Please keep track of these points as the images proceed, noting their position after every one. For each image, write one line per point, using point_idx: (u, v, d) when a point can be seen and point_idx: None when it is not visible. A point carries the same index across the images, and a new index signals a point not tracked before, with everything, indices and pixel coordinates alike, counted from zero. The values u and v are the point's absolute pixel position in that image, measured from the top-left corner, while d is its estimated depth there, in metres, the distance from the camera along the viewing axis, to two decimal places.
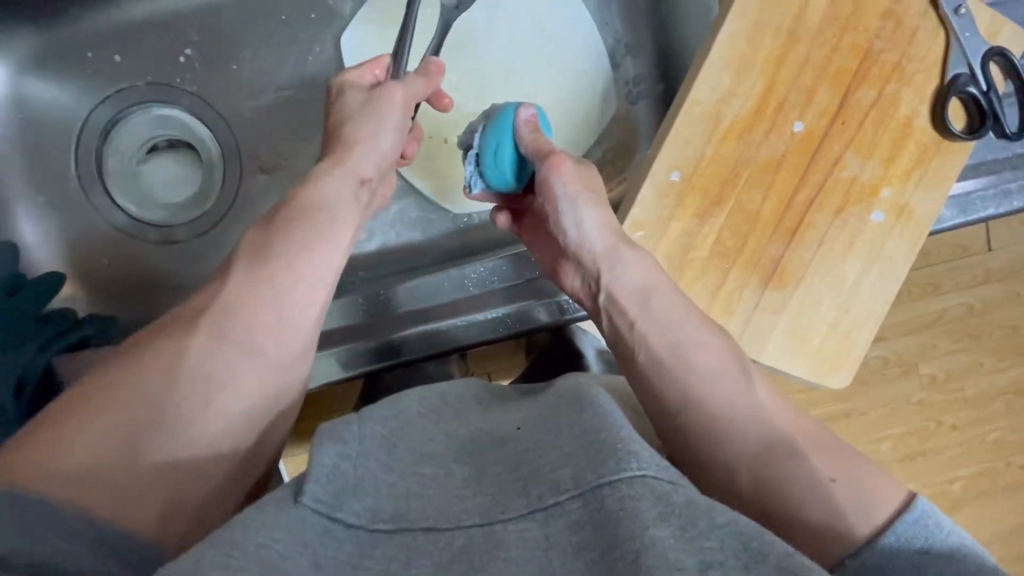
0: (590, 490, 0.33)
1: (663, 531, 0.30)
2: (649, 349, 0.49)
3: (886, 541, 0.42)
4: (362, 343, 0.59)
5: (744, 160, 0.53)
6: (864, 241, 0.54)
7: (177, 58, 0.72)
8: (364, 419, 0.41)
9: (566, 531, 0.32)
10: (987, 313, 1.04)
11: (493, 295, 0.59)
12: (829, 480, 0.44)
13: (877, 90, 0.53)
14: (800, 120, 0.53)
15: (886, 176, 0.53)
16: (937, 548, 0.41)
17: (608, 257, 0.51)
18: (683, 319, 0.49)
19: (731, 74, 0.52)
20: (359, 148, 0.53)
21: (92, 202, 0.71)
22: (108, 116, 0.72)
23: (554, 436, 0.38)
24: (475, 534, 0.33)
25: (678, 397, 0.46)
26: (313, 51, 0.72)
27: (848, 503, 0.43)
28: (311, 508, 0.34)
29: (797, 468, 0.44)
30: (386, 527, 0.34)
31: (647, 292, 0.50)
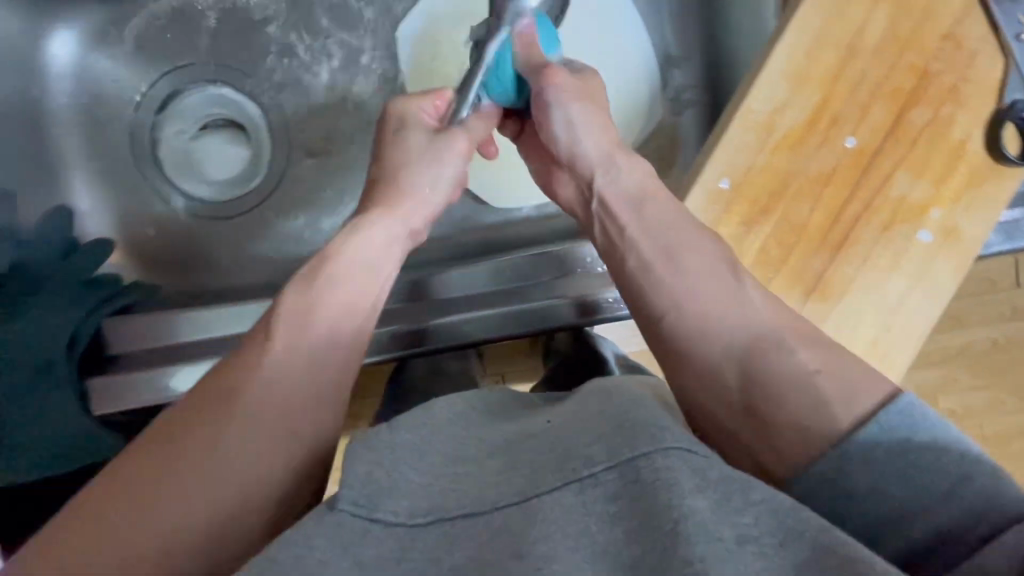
0: (627, 462, 0.33)
1: (700, 503, 0.31)
2: (638, 253, 0.50)
3: (867, 431, 0.38)
4: (396, 327, 0.60)
5: (795, 171, 0.53)
6: (911, 261, 0.54)
7: (238, 38, 0.74)
8: (394, 423, 0.40)
9: (602, 500, 0.33)
10: (1013, 351, 1.02)
11: (525, 288, 0.61)
12: (813, 372, 0.42)
13: (932, 110, 0.53)
14: (853, 135, 0.53)
15: (935, 197, 0.53)
16: (920, 439, 0.37)
17: (603, 166, 0.53)
18: (673, 222, 0.50)
19: (788, 85, 0.53)
20: (416, 170, 0.53)
21: (143, 173, 0.73)
22: (164, 92, 0.74)
23: (585, 422, 0.39)
24: (512, 513, 0.33)
25: (665, 298, 0.48)
26: (369, 40, 0.74)
27: (834, 392, 0.40)
28: (348, 513, 0.34)
29: (779, 362, 0.43)
30: (423, 517, 0.34)
31: (640, 197, 0.52)
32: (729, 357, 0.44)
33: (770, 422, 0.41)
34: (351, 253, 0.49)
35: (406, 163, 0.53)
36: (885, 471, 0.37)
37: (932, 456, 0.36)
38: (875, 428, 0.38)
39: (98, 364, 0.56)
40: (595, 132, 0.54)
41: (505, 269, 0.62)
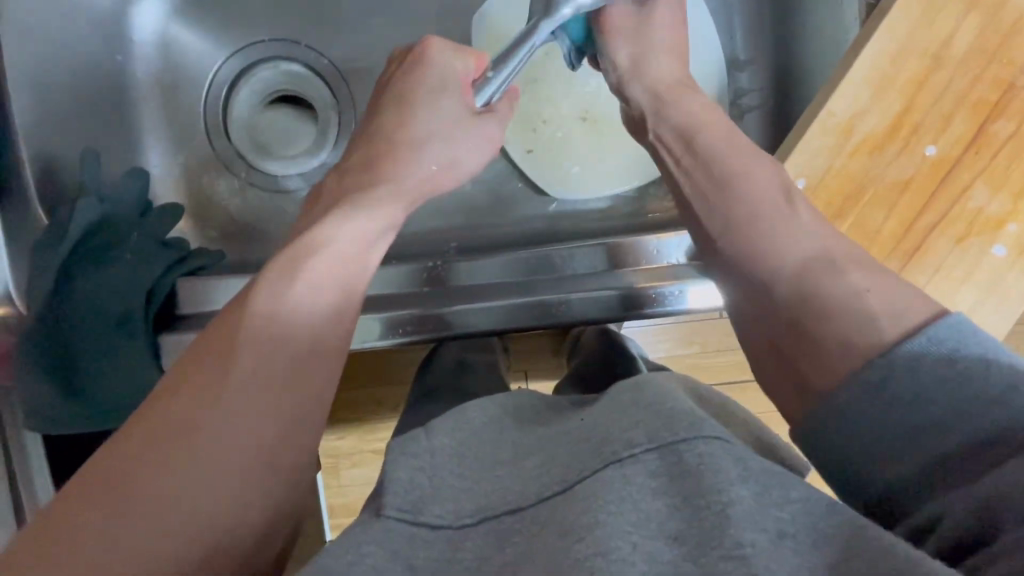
0: (670, 445, 0.34)
1: (743, 491, 0.31)
2: (694, 180, 0.51)
3: (913, 343, 0.36)
4: (415, 311, 0.60)
5: (871, 177, 0.53)
6: (983, 274, 0.53)
7: (314, 17, 0.76)
8: (431, 432, 0.44)
9: (643, 478, 0.33)
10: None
11: (537, 283, 0.62)
12: (863, 291, 0.40)
13: (1014, 124, 0.53)
14: (933, 145, 0.53)
15: (1012, 212, 0.53)
16: (965, 357, 0.35)
17: (663, 89, 0.56)
18: (733, 151, 0.50)
19: (870, 91, 0.53)
20: (439, 141, 0.54)
21: (211, 141, 0.75)
22: (239, 65, 0.76)
23: (620, 412, 0.39)
24: (558, 500, 0.35)
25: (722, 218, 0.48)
26: (441, 27, 0.76)
27: (883, 309, 0.39)
28: (395, 520, 0.36)
29: (833, 279, 0.41)
30: (469, 517, 0.36)
31: (688, 129, 0.53)
32: (778, 275, 0.43)
33: (818, 340, 0.40)
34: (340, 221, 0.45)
35: (417, 118, 0.54)
36: (926, 385, 0.35)
37: (977, 371, 0.35)
38: (921, 341, 0.36)
39: (169, 323, 0.59)
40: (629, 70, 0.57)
41: (520, 262, 0.65)
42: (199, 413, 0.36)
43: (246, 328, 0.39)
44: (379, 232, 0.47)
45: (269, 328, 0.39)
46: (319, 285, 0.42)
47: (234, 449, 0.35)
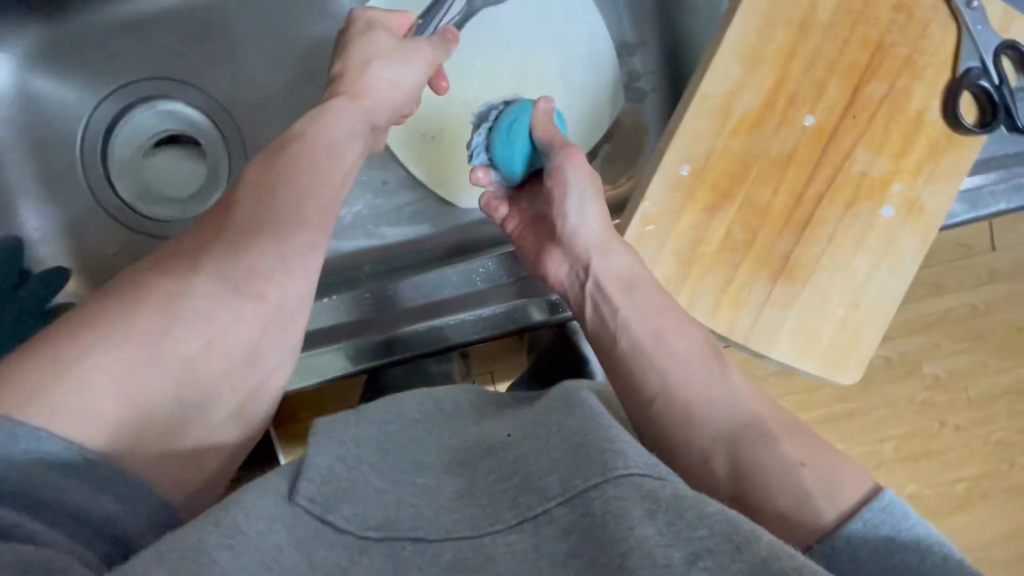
0: (581, 494, 0.34)
1: (649, 529, 0.31)
2: (630, 335, 0.52)
3: (853, 526, 0.42)
4: (364, 339, 0.56)
5: (755, 154, 0.53)
6: (875, 238, 0.54)
7: (185, 53, 0.73)
8: (360, 420, 0.43)
9: (555, 538, 0.33)
10: (942, 297, 1.11)
11: (500, 291, 0.57)
12: (799, 465, 0.45)
13: (888, 83, 0.53)
14: (811, 114, 0.53)
15: (896, 170, 0.53)
16: (904, 537, 0.41)
17: (602, 248, 0.54)
18: (664, 309, 0.52)
19: (741, 68, 0.52)
20: (382, 63, 0.55)
21: (95, 192, 0.71)
22: (114, 109, 0.72)
23: (542, 444, 0.39)
24: (463, 547, 0.33)
25: (657, 381, 0.50)
26: (321, 48, 0.73)
27: (818, 486, 0.44)
28: (304, 508, 0.36)
29: (766, 451, 0.46)
30: (374, 533, 0.34)
31: (631, 281, 0.52)
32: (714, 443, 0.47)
33: (753, 503, 0.44)
34: (305, 162, 0.51)
35: (365, 72, 0.55)
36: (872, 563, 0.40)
37: (918, 556, 0.39)
38: (862, 525, 0.41)
39: None
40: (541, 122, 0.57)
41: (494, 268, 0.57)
42: (158, 355, 0.43)
43: (196, 288, 0.45)
44: (332, 198, 0.52)
45: (229, 251, 0.47)
46: (276, 281, 0.48)
47: (195, 328, 0.45)
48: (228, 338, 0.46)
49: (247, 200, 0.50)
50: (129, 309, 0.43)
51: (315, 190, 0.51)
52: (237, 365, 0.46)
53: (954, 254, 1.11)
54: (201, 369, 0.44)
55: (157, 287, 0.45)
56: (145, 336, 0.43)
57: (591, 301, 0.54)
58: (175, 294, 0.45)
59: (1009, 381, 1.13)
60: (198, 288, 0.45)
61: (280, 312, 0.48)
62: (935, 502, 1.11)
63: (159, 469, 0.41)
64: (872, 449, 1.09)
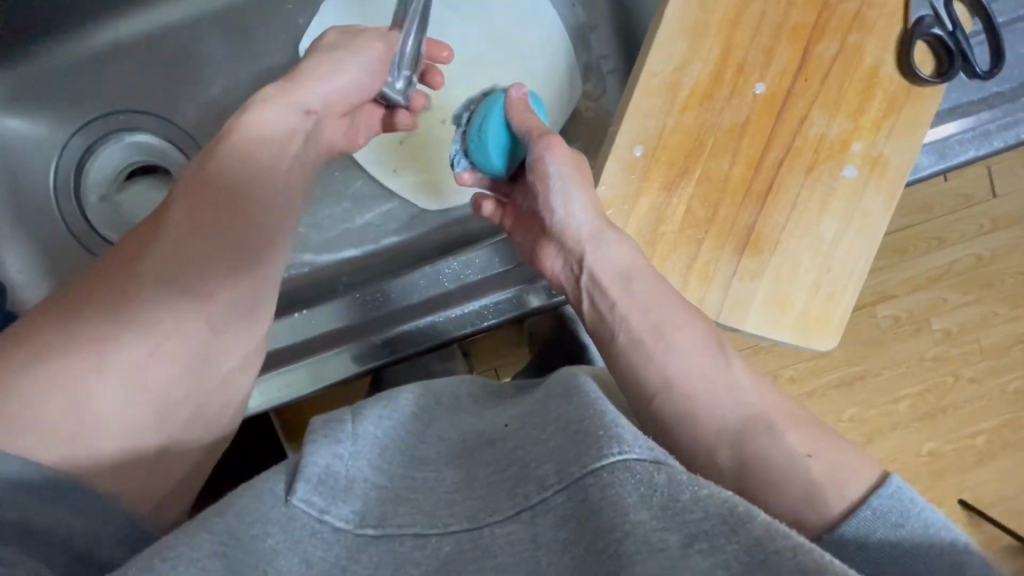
0: (576, 481, 0.33)
1: (643, 515, 0.30)
2: (629, 329, 0.49)
3: (861, 518, 0.39)
4: (355, 345, 0.56)
5: (708, 127, 0.52)
6: (840, 200, 0.53)
7: (148, 84, 0.74)
8: (358, 416, 0.43)
9: (552, 527, 0.33)
10: (945, 249, 1.09)
11: (471, 287, 0.57)
12: (805, 455, 0.43)
13: (838, 41, 0.52)
14: (762, 81, 0.52)
15: (855, 129, 0.52)
16: (912, 526, 0.38)
17: (594, 239, 0.51)
18: (663, 297, 0.50)
19: (686, 41, 0.51)
20: (319, 54, 0.56)
21: (74, 230, 0.72)
22: (84, 146, 0.73)
23: (539, 432, 0.39)
24: (462, 539, 0.34)
25: (657, 376, 0.47)
26: (277, 65, 0.74)
27: (826, 476, 0.42)
28: (302, 507, 0.36)
29: (771, 439, 0.44)
30: (373, 527, 0.35)
31: (628, 272, 0.51)
32: (721, 438, 0.44)
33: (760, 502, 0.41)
34: (236, 150, 0.51)
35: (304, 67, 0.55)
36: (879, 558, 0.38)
37: (923, 544, 0.38)
38: (869, 515, 0.39)
39: None
40: (517, 110, 0.55)
41: (478, 262, 0.58)
42: (107, 370, 0.43)
43: (140, 298, 0.45)
44: (276, 191, 0.53)
45: (170, 255, 0.47)
46: (226, 283, 0.49)
47: (141, 338, 0.45)
48: (180, 342, 0.46)
49: (184, 198, 0.49)
50: (73, 325, 0.44)
51: (259, 185, 0.52)
52: (191, 375, 0.47)
53: (953, 206, 1.09)
54: (153, 382, 0.45)
55: (100, 300, 0.45)
56: (91, 354, 0.43)
57: (588, 295, 0.52)
58: (118, 308, 0.45)
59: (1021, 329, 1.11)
60: (143, 298, 0.46)
61: (229, 319, 0.49)
62: (958, 457, 1.10)
63: (122, 479, 0.43)
64: (886, 409, 1.08)
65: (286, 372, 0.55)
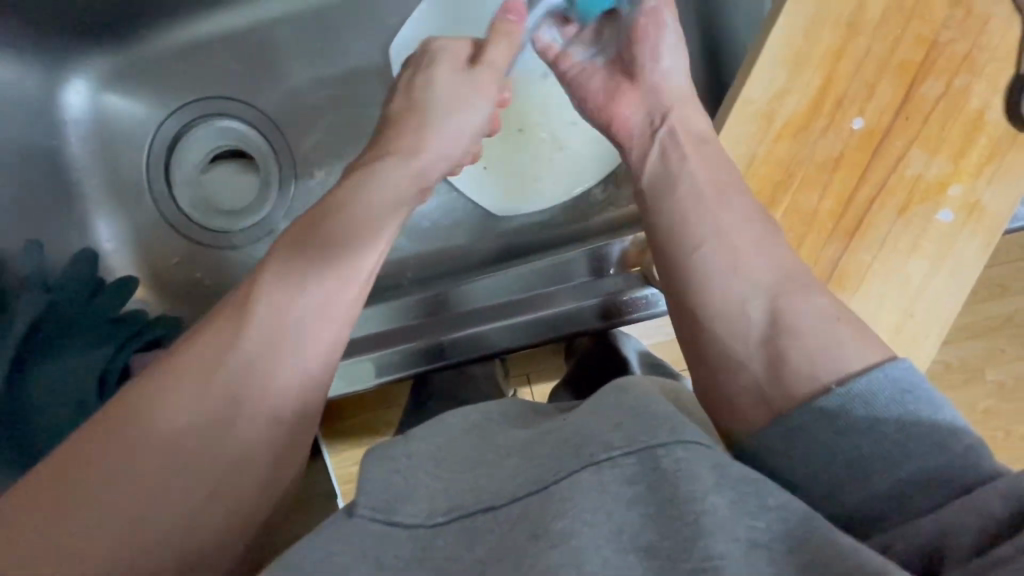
0: (646, 450, 0.33)
1: (719, 500, 0.30)
2: (693, 181, 0.49)
3: (875, 376, 0.38)
4: (410, 345, 0.57)
5: (801, 159, 0.52)
6: (931, 242, 0.51)
7: (238, 72, 0.77)
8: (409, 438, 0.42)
9: (619, 483, 0.32)
10: (1011, 298, 1.04)
11: (533, 298, 0.58)
12: (836, 321, 0.42)
13: (944, 82, 0.51)
14: (860, 116, 0.51)
15: (955, 172, 0.51)
16: (919, 393, 0.37)
17: (674, 100, 0.54)
18: (731, 167, 0.50)
19: (786, 71, 0.51)
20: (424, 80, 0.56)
21: (159, 206, 0.76)
22: (177, 127, 0.77)
23: (598, 413, 0.38)
24: (532, 502, 0.33)
25: (711, 225, 0.46)
26: (361, 63, 0.76)
27: (854, 341, 0.41)
28: (368, 518, 0.35)
29: (802, 303, 0.43)
30: (443, 515, 0.34)
31: (705, 136, 0.52)
32: (758, 291, 0.43)
33: (786, 355, 0.41)
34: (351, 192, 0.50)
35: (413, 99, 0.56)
36: (880, 421, 0.36)
37: (928, 414, 0.36)
38: (878, 376, 0.38)
39: None
40: None
41: (540, 273, 0.59)
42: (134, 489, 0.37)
43: (159, 390, 0.40)
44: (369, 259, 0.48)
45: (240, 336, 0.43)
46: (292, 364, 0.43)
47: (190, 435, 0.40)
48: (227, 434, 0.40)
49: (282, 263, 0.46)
50: (79, 466, 0.37)
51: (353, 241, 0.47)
52: (236, 443, 0.40)
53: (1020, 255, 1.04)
54: (192, 469, 0.39)
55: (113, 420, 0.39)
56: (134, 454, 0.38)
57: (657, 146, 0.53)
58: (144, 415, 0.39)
59: None
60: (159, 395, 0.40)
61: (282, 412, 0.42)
62: None
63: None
64: None
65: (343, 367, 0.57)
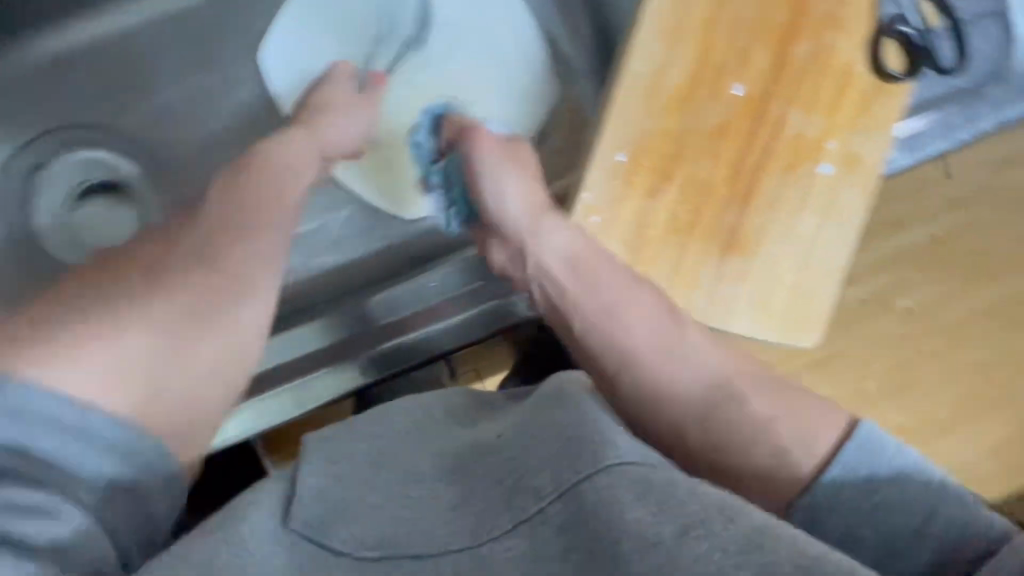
0: (570, 489, 0.31)
1: (641, 512, 0.29)
2: (582, 312, 0.48)
3: (831, 475, 0.38)
4: (343, 362, 0.54)
5: (689, 131, 0.52)
6: (817, 198, 0.53)
7: (91, 96, 0.68)
8: (352, 430, 0.40)
9: (552, 536, 0.30)
10: None
11: (456, 300, 0.56)
12: (769, 416, 0.42)
13: (812, 41, 0.52)
14: (739, 83, 0.52)
15: (831, 129, 0.53)
16: (888, 471, 0.38)
17: (530, 232, 0.51)
18: (609, 281, 0.49)
19: (663, 44, 0.51)
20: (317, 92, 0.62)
21: (20, 255, 0.67)
22: (27, 164, 0.67)
23: (539, 429, 0.36)
24: (463, 558, 0.31)
25: (614, 359, 0.46)
26: (234, 73, 0.70)
27: (789, 435, 0.40)
28: (301, 532, 0.34)
29: (737, 412, 0.42)
30: (373, 552, 0.32)
31: (574, 257, 0.50)
32: (686, 412, 0.43)
33: (737, 476, 0.40)
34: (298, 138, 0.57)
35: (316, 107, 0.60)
36: (861, 504, 0.37)
37: (898, 488, 0.37)
38: (842, 468, 0.38)
39: None
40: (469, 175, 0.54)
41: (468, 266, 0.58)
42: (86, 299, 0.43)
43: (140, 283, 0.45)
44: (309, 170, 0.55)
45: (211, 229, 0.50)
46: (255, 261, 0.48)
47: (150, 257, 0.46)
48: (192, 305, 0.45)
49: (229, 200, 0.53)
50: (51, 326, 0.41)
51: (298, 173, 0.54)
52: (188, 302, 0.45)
53: None
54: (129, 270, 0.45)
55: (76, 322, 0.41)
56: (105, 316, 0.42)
57: (535, 282, 0.51)
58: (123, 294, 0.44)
59: None
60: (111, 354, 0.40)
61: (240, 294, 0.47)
62: None
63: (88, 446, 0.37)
64: None
65: (266, 399, 0.53)
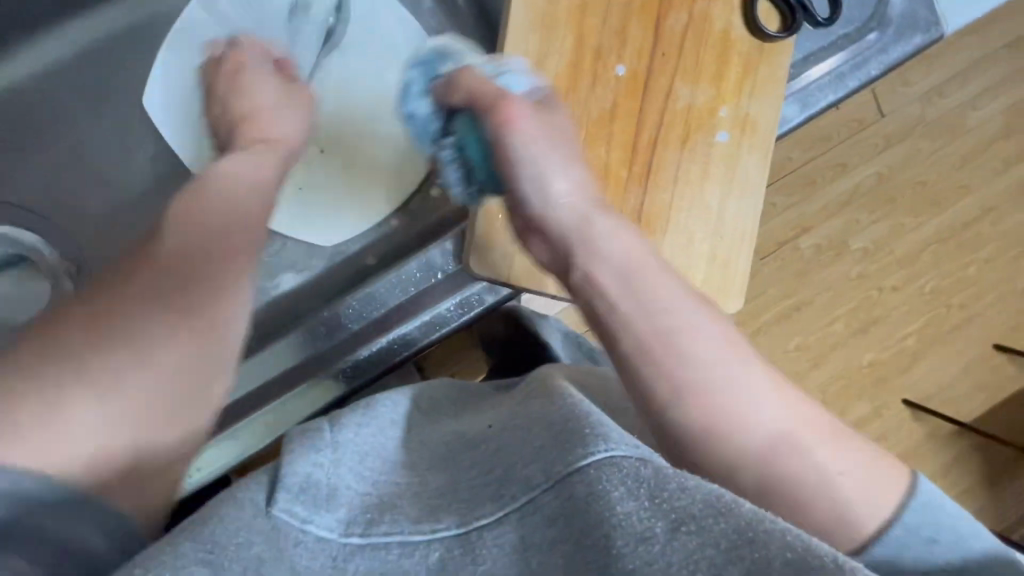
0: (563, 478, 0.29)
1: (630, 505, 0.26)
2: (629, 328, 0.38)
3: (892, 538, 0.34)
4: (313, 377, 0.52)
5: (579, 119, 0.51)
6: (717, 166, 0.54)
7: None
8: (336, 428, 0.38)
9: (542, 526, 0.28)
10: (851, 174, 1.04)
11: (411, 304, 0.54)
12: (837, 472, 0.35)
13: (686, 12, 0.52)
14: (621, 64, 0.52)
15: (719, 96, 0.53)
16: (948, 539, 0.34)
17: (580, 226, 0.43)
18: (663, 290, 0.40)
19: (537, 37, 0.50)
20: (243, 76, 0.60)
21: None
22: None
23: (522, 420, 0.35)
24: (451, 545, 0.29)
25: (666, 385, 0.37)
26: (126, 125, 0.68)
27: (858, 494, 0.35)
28: (284, 517, 0.30)
29: (809, 460, 0.35)
30: (360, 534, 0.30)
31: (632, 266, 0.41)
32: (749, 455, 0.35)
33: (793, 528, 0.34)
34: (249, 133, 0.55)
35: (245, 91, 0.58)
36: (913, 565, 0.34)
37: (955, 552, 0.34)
38: (902, 534, 0.34)
39: None
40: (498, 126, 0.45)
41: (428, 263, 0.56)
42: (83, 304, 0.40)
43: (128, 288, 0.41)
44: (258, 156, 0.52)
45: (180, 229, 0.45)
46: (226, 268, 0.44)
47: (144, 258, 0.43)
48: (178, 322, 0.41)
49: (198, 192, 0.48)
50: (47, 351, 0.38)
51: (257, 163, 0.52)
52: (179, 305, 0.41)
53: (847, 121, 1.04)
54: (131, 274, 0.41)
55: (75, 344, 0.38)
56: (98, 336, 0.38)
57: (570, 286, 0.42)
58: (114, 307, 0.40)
59: (930, 234, 1.07)
60: (112, 368, 0.37)
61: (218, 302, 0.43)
62: (890, 363, 1.05)
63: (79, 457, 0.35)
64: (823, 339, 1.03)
65: (238, 429, 0.51)
